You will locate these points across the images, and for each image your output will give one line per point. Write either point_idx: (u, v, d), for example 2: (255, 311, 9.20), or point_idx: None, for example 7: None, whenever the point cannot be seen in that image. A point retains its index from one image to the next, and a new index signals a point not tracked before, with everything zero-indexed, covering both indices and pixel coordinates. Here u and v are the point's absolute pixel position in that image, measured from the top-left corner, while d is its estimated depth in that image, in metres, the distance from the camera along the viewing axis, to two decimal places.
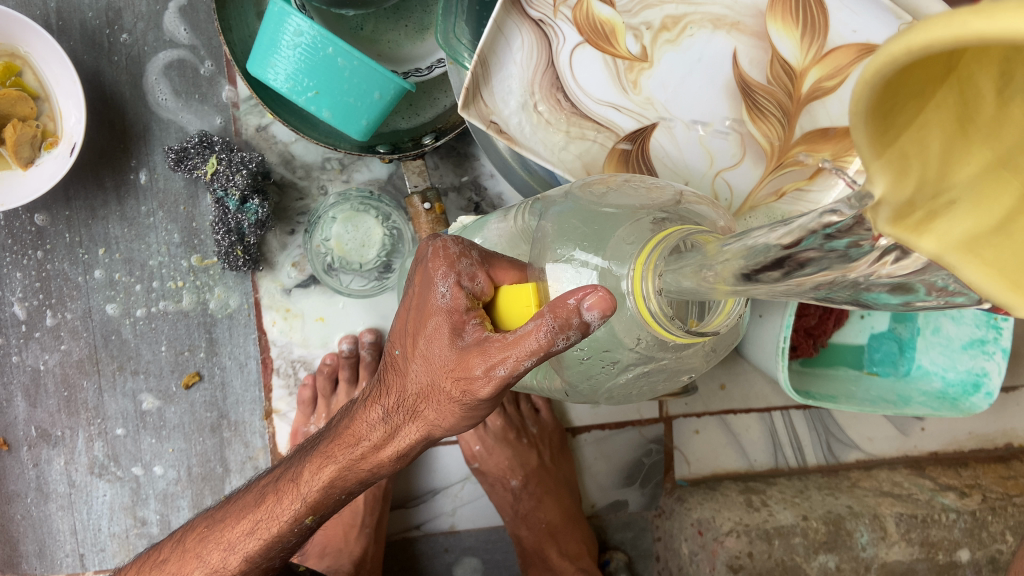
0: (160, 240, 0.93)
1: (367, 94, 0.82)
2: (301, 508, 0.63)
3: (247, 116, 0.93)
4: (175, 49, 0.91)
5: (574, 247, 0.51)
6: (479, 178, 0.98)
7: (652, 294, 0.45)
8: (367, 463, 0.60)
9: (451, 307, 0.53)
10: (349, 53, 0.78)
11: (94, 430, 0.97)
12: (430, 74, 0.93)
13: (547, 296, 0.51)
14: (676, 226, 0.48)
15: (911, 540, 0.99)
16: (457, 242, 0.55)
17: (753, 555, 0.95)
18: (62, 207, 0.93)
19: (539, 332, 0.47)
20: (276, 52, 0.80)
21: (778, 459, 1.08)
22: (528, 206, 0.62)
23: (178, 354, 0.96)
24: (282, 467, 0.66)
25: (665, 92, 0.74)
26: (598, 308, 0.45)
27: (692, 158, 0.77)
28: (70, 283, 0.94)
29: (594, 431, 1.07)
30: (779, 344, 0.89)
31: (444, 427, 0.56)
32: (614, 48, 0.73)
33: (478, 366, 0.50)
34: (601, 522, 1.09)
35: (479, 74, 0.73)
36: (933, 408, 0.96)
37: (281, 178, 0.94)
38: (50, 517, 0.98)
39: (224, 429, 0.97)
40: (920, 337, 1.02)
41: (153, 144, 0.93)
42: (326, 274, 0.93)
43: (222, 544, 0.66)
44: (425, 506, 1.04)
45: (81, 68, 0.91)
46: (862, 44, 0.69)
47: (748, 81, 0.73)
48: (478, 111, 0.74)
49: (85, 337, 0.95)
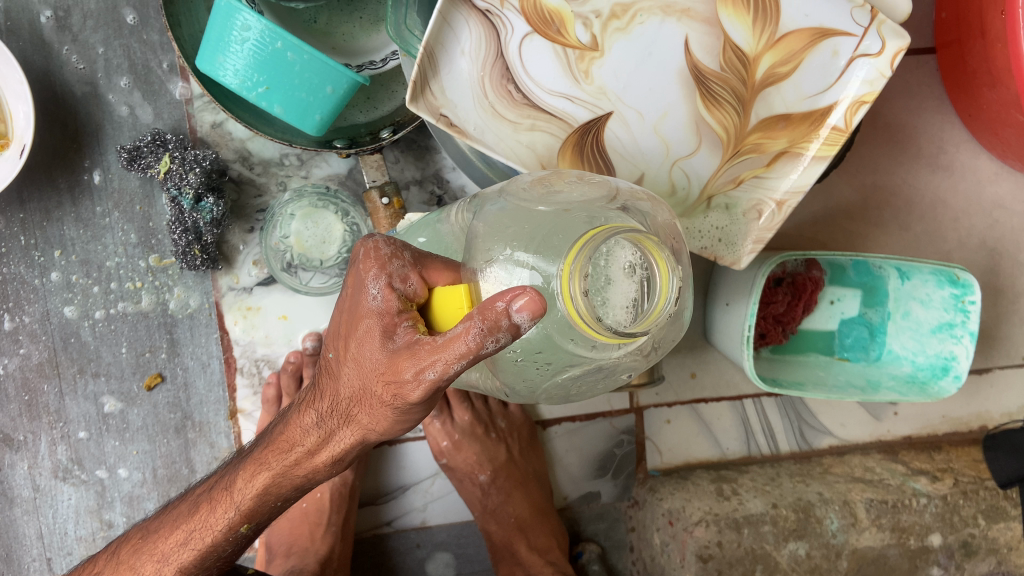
0: (117, 240, 0.92)
1: (319, 88, 0.80)
2: (235, 517, 0.62)
3: (201, 113, 0.91)
4: (127, 47, 0.90)
5: (505, 247, 0.49)
6: (441, 171, 0.97)
7: (579, 295, 0.44)
8: (302, 469, 0.59)
9: (383, 309, 0.52)
10: (299, 48, 0.76)
11: (57, 434, 0.96)
12: (385, 66, 0.91)
13: (480, 296, 0.50)
14: (605, 224, 0.47)
15: (882, 526, 0.99)
16: (388, 243, 0.54)
17: (723, 544, 0.95)
18: (16, 209, 0.92)
19: (469, 334, 0.46)
20: (224, 48, 0.78)
21: (750, 447, 1.08)
22: (465, 206, 0.62)
23: (139, 356, 0.95)
24: (218, 475, 0.65)
25: (618, 80, 0.73)
26: (528, 310, 0.44)
27: (647, 147, 0.75)
28: (27, 286, 0.93)
29: (564, 423, 1.07)
30: (744, 332, 0.89)
31: (378, 431, 0.55)
32: (564, 37, 0.72)
33: (408, 369, 0.50)
34: (574, 514, 1.09)
35: (426, 66, 0.71)
36: (903, 393, 0.97)
37: (238, 175, 0.93)
38: (16, 521, 0.97)
39: (189, 430, 0.97)
40: (891, 322, 1.01)
41: (106, 143, 0.91)
42: (284, 272, 0.91)
43: (155, 555, 0.65)
44: (395, 502, 1.04)
45: (30, 67, 0.89)
46: (815, 28, 0.70)
47: (701, 68, 0.72)
48: (427, 104, 0.72)
49: (44, 341, 0.94)
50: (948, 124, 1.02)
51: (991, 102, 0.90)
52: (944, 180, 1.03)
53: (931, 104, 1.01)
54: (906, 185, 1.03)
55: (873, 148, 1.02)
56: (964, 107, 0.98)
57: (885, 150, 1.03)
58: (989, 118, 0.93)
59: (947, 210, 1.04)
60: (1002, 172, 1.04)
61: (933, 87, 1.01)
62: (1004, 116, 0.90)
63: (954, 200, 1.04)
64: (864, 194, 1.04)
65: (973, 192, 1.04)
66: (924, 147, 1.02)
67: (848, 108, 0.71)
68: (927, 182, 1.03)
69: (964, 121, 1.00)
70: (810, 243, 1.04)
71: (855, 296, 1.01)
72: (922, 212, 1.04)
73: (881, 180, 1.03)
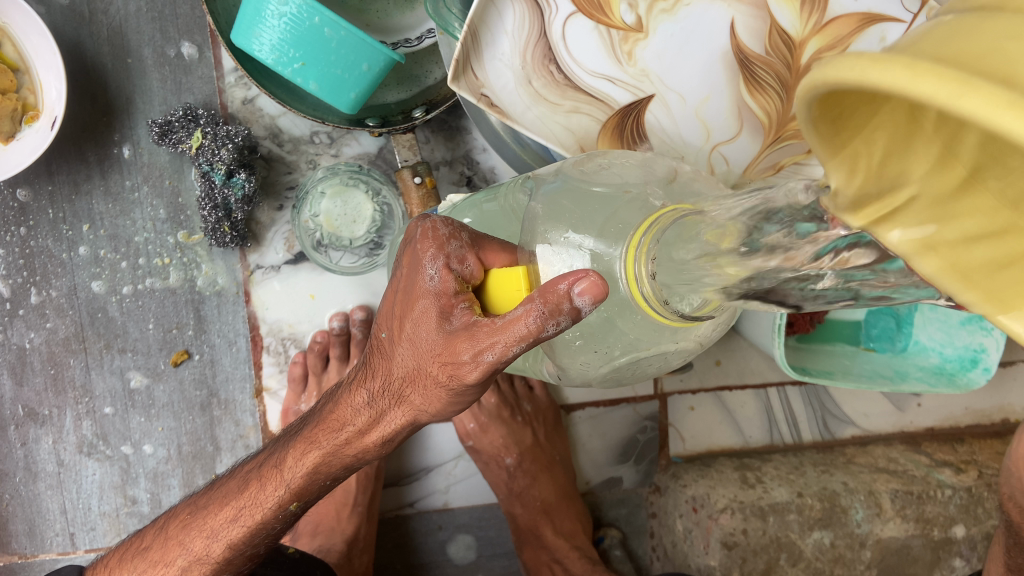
0: (145, 216, 0.92)
1: (355, 66, 0.79)
2: (285, 495, 0.62)
3: (232, 89, 0.90)
4: (159, 20, 0.89)
5: (565, 230, 0.49)
6: (471, 153, 0.97)
7: (644, 277, 0.44)
8: (352, 448, 0.59)
9: (439, 290, 0.52)
10: (336, 24, 0.75)
11: (82, 409, 0.95)
12: (420, 44, 0.90)
13: (539, 279, 0.50)
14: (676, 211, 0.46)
15: (907, 517, 0.99)
16: (446, 224, 0.53)
17: (748, 532, 0.95)
18: (44, 181, 0.91)
19: (529, 317, 0.45)
20: (260, 22, 0.77)
21: (774, 436, 1.07)
22: (519, 184, 0.61)
23: (166, 332, 0.94)
24: (266, 452, 0.65)
25: (661, 63, 0.71)
26: (590, 293, 0.43)
27: (686, 132, 0.73)
28: (54, 260, 0.92)
29: (588, 408, 1.07)
30: (775, 321, 0.87)
31: (430, 412, 0.55)
32: (608, 16, 0.69)
33: (466, 351, 0.49)
34: (595, 499, 1.08)
35: (469, 45, 0.69)
36: (931, 385, 0.95)
37: (268, 152, 0.92)
38: (39, 496, 0.97)
39: (215, 408, 0.96)
40: (918, 313, 0.99)
41: (136, 117, 0.90)
42: (315, 251, 0.91)
43: (205, 531, 0.65)
44: (418, 484, 1.04)
45: (62, 39, 0.88)
46: (863, 13, 0.67)
47: (746, 52, 0.69)
48: (468, 83, 0.71)
49: (70, 315, 0.93)
50: None
51: None
52: None
53: None
54: None
55: None
56: None
57: None
58: None
59: None
60: None
61: None
62: None
63: None
64: None
65: None
66: None
67: None
68: None
69: None
70: None
71: None
72: None
73: None
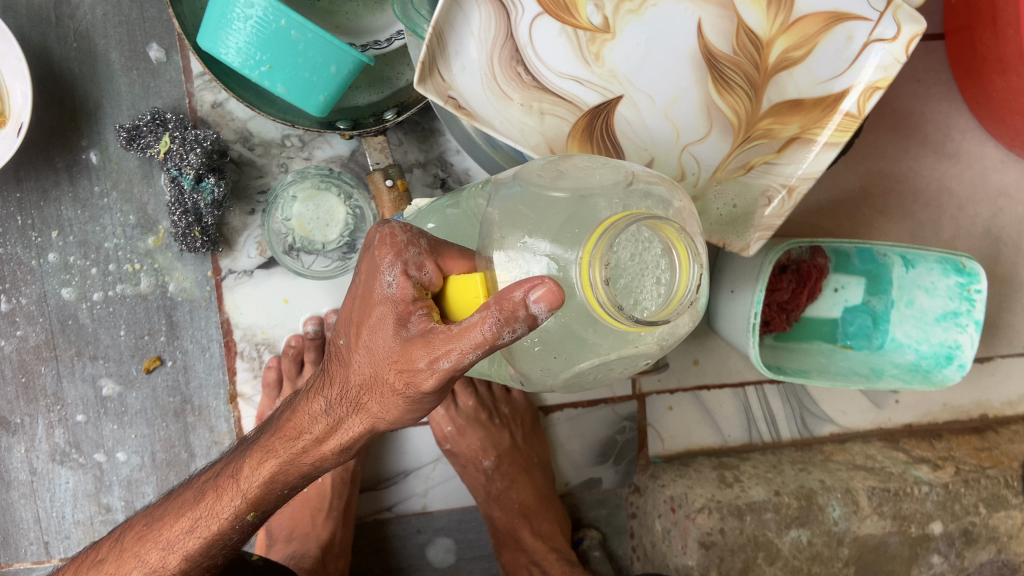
0: (115, 221, 0.91)
1: (324, 68, 0.78)
2: (242, 505, 0.61)
3: (202, 92, 0.90)
4: (126, 23, 0.88)
5: (523, 235, 0.48)
6: (444, 154, 0.96)
7: (598, 284, 0.43)
8: (309, 457, 0.58)
9: (398, 297, 0.51)
10: (303, 26, 0.74)
11: (54, 417, 0.94)
12: (390, 46, 0.89)
13: (496, 285, 0.49)
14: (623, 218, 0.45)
15: (884, 514, 0.99)
16: (405, 230, 0.53)
17: (726, 531, 0.95)
18: (12, 188, 0.90)
19: (485, 324, 0.45)
20: (227, 26, 0.76)
21: (752, 434, 1.07)
22: (479, 188, 0.61)
23: (138, 339, 0.93)
24: (223, 462, 0.65)
25: (629, 64, 0.70)
26: (545, 301, 0.43)
27: (655, 133, 0.72)
28: (23, 267, 0.91)
29: (567, 410, 1.06)
30: (750, 320, 0.87)
31: (388, 419, 0.55)
32: (574, 18, 0.69)
33: (422, 358, 0.49)
34: (575, 500, 1.08)
35: (434, 47, 0.68)
36: (905, 381, 0.97)
37: (239, 156, 0.91)
38: (13, 505, 0.96)
39: (189, 414, 0.95)
40: (894, 309, 0.99)
41: (104, 122, 0.90)
42: (287, 255, 0.90)
43: (160, 543, 0.65)
44: (396, 487, 1.03)
45: (27, 44, 0.87)
46: (829, 12, 0.68)
47: (713, 51, 0.70)
48: (435, 86, 0.70)
49: (41, 323, 0.93)
50: (955, 111, 1.01)
51: (1001, 89, 0.89)
52: (951, 168, 1.02)
53: (939, 91, 1.01)
54: (912, 172, 1.02)
55: (879, 135, 1.01)
56: (972, 95, 0.97)
57: (891, 137, 1.02)
58: (997, 105, 0.93)
59: (952, 198, 1.03)
60: (1008, 160, 1.03)
61: (941, 73, 1.00)
62: (1013, 104, 0.89)
63: (958, 187, 1.03)
64: (870, 180, 1.02)
65: (978, 180, 1.03)
66: (931, 134, 1.02)
67: (862, 93, 0.68)
68: (933, 170, 1.02)
69: (971, 108, 1.00)
70: (814, 231, 1.03)
71: (859, 284, 1.00)
72: (927, 200, 1.03)
73: (887, 168, 1.02)
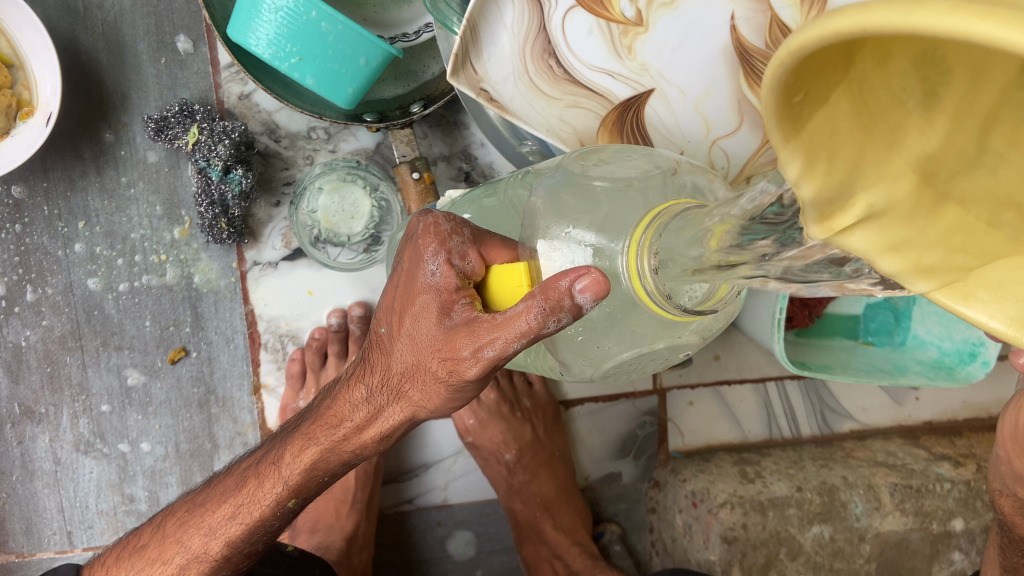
0: (141, 212, 0.91)
1: (353, 60, 0.78)
2: (283, 492, 0.62)
3: (229, 84, 0.90)
4: (154, 15, 0.88)
5: (568, 225, 0.48)
6: (469, 148, 0.96)
7: (647, 272, 0.44)
8: (351, 444, 0.59)
9: (441, 286, 0.51)
10: (333, 18, 0.74)
11: (79, 407, 0.95)
12: (417, 39, 0.89)
13: (540, 275, 0.49)
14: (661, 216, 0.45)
15: (906, 510, 0.99)
16: (448, 219, 0.53)
17: (749, 526, 0.95)
18: (39, 178, 0.90)
19: (530, 314, 0.45)
20: (257, 16, 0.76)
21: (772, 430, 1.07)
22: (518, 179, 0.61)
23: (163, 329, 0.94)
24: (263, 450, 0.65)
25: (661, 57, 0.69)
26: (591, 290, 0.43)
27: (685, 126, 0.72)
28: (49, 257, 0.91)
29: (587, 404, 1.07)
30: (775, 315, 0.86)
31: (429, 408, 0.55)
32: (608, 11, 0.68)
33: (466, 347, 0.49)
34: (595, 494, 1.08)
35: (468, 39, 0.68)
36: (929, 377, 0.92)
37: (265, 147, 0.91)
38: (36, 494, 0.97)
39: (212, 405, 0.96)
40: (916, 307, 0.99)
41: (132, 113, 0.90)
42: (314, 247, 0.90)
43: (202, 529, 0.65)
44: (418, 480, 1.04)
45: (56, 34, 0.87)
46: None
47: (746, 45, 0.67)
48: (468, 78, 0.70)
49: (66, 313, 0.93)
50: None
51: None
52: None
53: None
54: None
55: None
56: None
57: None
58: None
59: None
60: None
61: None
62: None
63: None
64: None
65: None
66: None
67: None
68: None
69: None
70: None
71: None
72: None
73: None
